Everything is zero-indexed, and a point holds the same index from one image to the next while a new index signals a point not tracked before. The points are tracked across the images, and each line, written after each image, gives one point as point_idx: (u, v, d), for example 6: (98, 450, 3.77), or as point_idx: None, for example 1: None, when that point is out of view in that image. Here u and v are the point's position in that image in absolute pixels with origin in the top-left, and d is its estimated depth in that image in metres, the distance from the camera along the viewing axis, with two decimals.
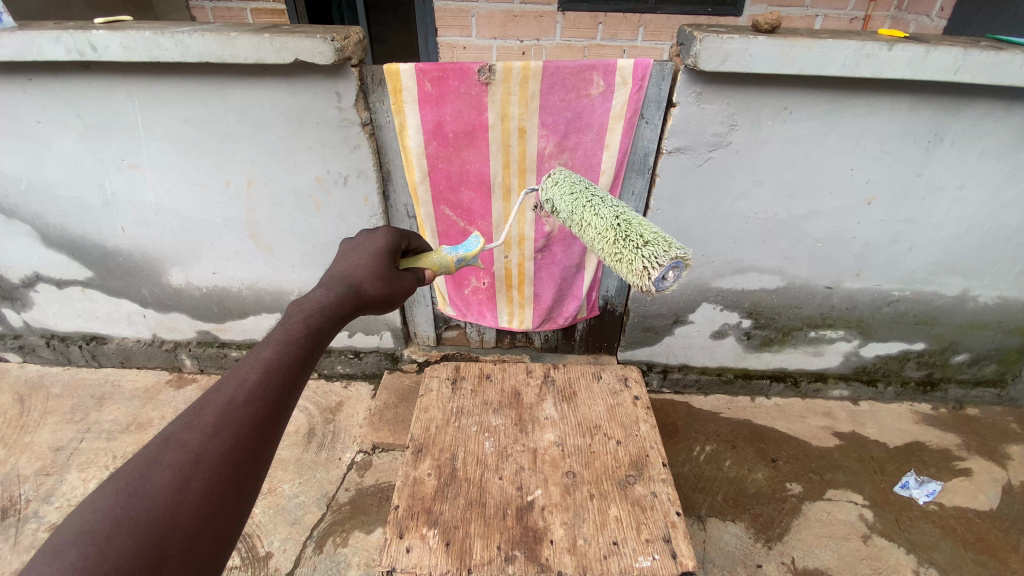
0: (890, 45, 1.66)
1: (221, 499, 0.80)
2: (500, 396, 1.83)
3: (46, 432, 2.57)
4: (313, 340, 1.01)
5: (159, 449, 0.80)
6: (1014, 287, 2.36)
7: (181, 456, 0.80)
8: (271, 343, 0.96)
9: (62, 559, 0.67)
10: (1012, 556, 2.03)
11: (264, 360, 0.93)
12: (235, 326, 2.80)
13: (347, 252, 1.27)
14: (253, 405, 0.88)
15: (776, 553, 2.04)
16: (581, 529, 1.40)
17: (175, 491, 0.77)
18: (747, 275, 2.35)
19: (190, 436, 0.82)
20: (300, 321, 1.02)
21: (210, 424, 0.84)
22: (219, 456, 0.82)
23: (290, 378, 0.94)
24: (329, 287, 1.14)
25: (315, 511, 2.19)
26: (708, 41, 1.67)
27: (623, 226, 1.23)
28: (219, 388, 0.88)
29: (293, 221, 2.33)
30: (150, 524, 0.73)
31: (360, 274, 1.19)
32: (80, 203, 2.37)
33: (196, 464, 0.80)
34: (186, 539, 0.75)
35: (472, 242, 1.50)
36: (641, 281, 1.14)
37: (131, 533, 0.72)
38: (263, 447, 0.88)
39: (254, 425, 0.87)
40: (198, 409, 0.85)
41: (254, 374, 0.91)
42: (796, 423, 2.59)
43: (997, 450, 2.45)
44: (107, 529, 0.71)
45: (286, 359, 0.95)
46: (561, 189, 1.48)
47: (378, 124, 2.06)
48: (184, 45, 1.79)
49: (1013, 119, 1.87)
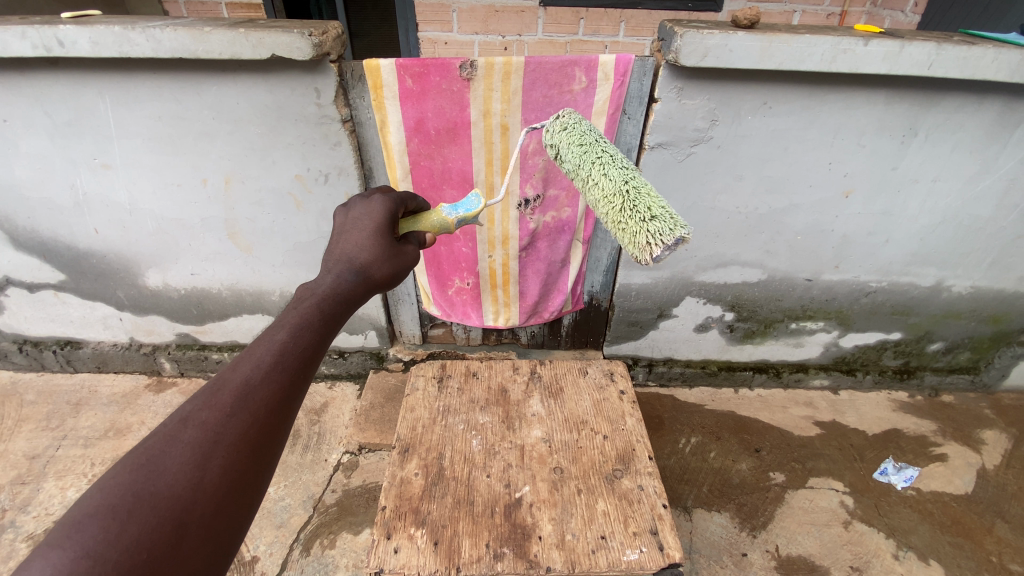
0: (866, 40, 1.68)
1: (240, 478, 0.80)
2: (486, 394, 1.83)
3: (21, 440, 2.49)
4: (325, 326, 0.99)
5: (178, 425, 0.79)
6: (987, 277, 2.42)
7: (200, 434, 0.79)
8: (285, 324, 0.94)
9: (82, 533, 0.66)
10: (988, 538, 2.10)
11: (280, 341, 0.91)
12: (216, 328, 2.74)
13: (346, 227, 1.21)
14: (270, 385, 0.87)
15: (761, 541, 2.08)
16: (570, 524, 1.40)
17: (195, 468, 0.76)
18: (729, 268, 2.38)
19: (208, 414, 0.81)
20: (311, 306, 1.00)
21: (228, 404, 0.82)
22: (237, 436, 0.81)
23: (305, 361, 0.93)
24: (336, 271, 1.10)
25: (301, 513, 2.17)
26: (688, 36, 1.68)
27: (632, 195, 1.19)
28: (236, 366, 0.87)
29: (274, 220, 2.29)
30: (170, 500, 0.72)
31: (366, 255, 1.15)
32: (50, 204, 2.29)
33: (216, 441, 0.79)
34: (205, 517, 0.75)
35: (473, 200, 1.45)
36: (642, 255, 1.14)
37: (150, 510, 0.71)
38: (279, 430, 0.87)
39: (272, 405, 0.86)
40: (215, 388, 0.83)
41: (270, 354, 0.89)
42: (778, 414, 2.64)
43: (972, 435, 2.53)
44: (129, 503, 0.70)
45: (300, 343, 0.93)
46: (570, 139, 1.37)
47: (359, 120, 2.03)
48: (156, 40, 1.74)
49: (984, 113, 1.92)
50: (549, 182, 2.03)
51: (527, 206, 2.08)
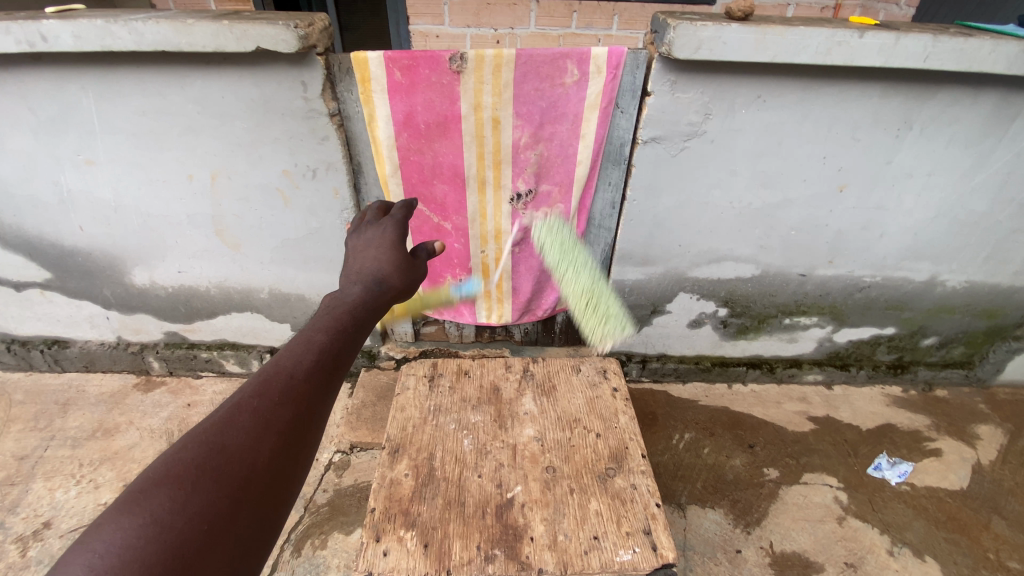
0: (861, 32, 1.66)
1: (286, 464, 0.83)
2: (478, 392, 1.80)
3: (8, 440, 2.45)
4: (357, 329, 1.03)
5: (231, 410, 0.83)
6: (981, 272, 2.42)
7: (252, 419, 0.83)
8: (323, 327, 0.99)
9: (151, 500, 0.70)
10: (982, 534, 2.10)
11: (320, 341, 0.96)
12: (205, 326, 2.70)
13: (367, 239, 1.22)
14: (312, 380, 0.91)
15: (755, 538, 2.07)
16: (562, 525, 1.39)
17: (249, 450, 0.80)
18: (723, 264, 2.36)
19: (260, 400, 0.84)
20: (344, 310, 1.04)
21: (277, 392, 0.86)
22: (286, 423, 0.85)
23: (342, 360, 0.97)
24: (362, 278, 1.12)
25: (292, 513, 2.14)
26: (681, 29, 1.65)
27: None
28: (282, 360, 0.91)
29: (262, 216, 2.25)
30: (229, 476, 0.76)
31: (389, 261, 1.16)
32: (35, 201, 2.24)
33: (267, 427, 0.83)
34: (257, 496, 0.78)
35: None
36: None
37: (212, 483, 0.74)
38: (320, 422, 0.90)
39: (314, 398, 0.90)
40: (265, 378, 0.87)
41: (312, 352, 0.94)
42: (772, 409, 2.63)
43: (966, 430, 2.53)
44: (193, 475, 0.74)
45: (338, 343, 0.98)
46: None
47: (347, 114, 1.98)
48: (138, 33, 1.69)
49: (979, 107, 1.91)
50: (542, 176, 2.01)
51: (520, 201, 2.06)
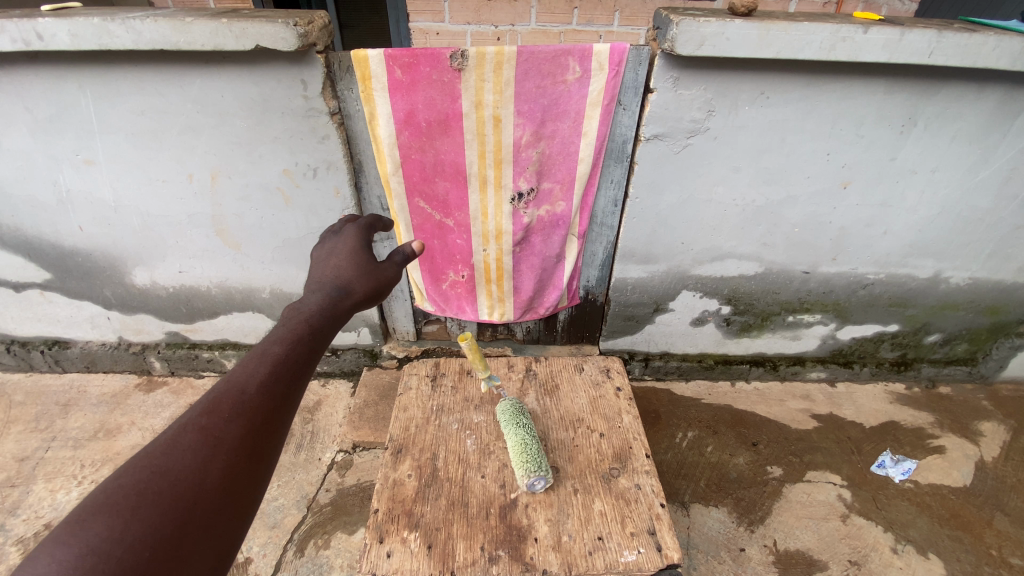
0: (865, 27, 1.65)
1: (237, 482, 0.83)
2: (481, 392, 1.79)
3: (10, 441, 2.45)
4: (315, 339, 1.03)
5: (178, 432, 0.83)
6: (985, 269, 2.41)
7: (199, 439, 0.82)
8: (279, 339, 0.98)
9: (89, 530, 0.70)
10: (987, 531, 2.10)
11: (274, 354, 0.95)
12: (206, 326, 2.70)
13: (327, 253, 1.24)
14: (266, 394, 0.91)
15: (758, 536, 2.07)
16: (566, 525, 1.38)
17: (195, 471, 0.80)
18: (726, 262, 2.35)
19: (208, 420, 0.84)
20: (301, 321, 1.04)
21: (226, 411, 0.86)
22: (236, 441, 0.85)
23: (297, 372, 0.97)
24: (322, 289, 1.14)
25: (295, 513, 2.14)
26: (685, 24, 1.63)
27: None
28: (233, 377, 0.91)
29: (262, 216, 2.24)
30: (172, 499, 0.76)
31: (348, 272, 1.18)
32: (33, 202, 2.24)
33: (215, 446, 0.83)
34: (204, 517, 0.77)
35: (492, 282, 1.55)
36: None
37: (154, 507, 0.74)
38: (274, 437, 0.90)
39: (266, 413, 0.90)
40: (215, 397, 0.87)
41: (265, 366, 0.93)
42: (775, 406, 2.63)
43: (970, 427, 2.53)
44: (133, 501, 0.74)
45: (293, 355, 0.97)
46: None
47: (347, 113, 1.97)
48: (136, 31, 1.68)
49: (984, 102, 1.90)
50: (543, 175, 1.99)
51: (520, 200, 2.04)
